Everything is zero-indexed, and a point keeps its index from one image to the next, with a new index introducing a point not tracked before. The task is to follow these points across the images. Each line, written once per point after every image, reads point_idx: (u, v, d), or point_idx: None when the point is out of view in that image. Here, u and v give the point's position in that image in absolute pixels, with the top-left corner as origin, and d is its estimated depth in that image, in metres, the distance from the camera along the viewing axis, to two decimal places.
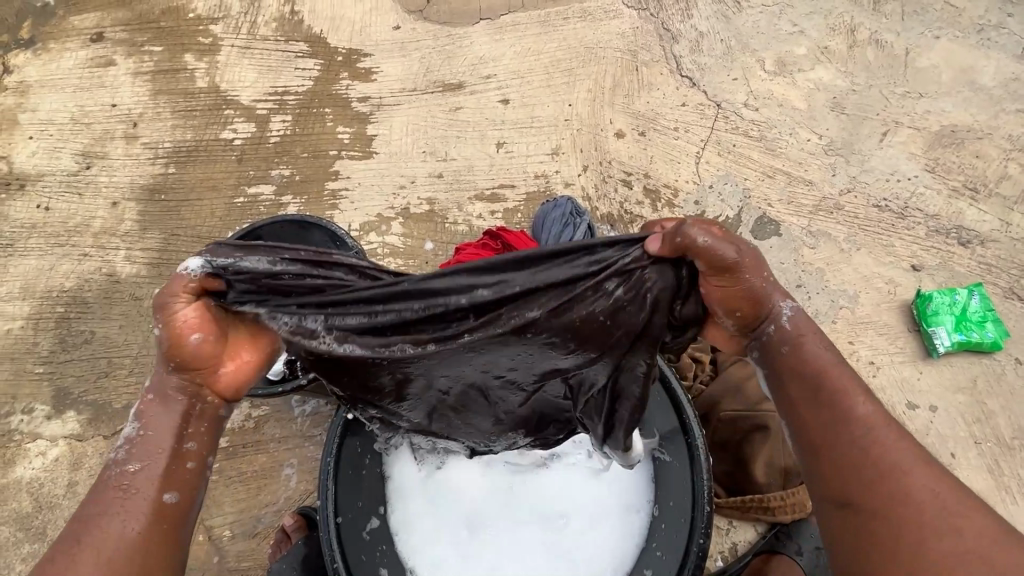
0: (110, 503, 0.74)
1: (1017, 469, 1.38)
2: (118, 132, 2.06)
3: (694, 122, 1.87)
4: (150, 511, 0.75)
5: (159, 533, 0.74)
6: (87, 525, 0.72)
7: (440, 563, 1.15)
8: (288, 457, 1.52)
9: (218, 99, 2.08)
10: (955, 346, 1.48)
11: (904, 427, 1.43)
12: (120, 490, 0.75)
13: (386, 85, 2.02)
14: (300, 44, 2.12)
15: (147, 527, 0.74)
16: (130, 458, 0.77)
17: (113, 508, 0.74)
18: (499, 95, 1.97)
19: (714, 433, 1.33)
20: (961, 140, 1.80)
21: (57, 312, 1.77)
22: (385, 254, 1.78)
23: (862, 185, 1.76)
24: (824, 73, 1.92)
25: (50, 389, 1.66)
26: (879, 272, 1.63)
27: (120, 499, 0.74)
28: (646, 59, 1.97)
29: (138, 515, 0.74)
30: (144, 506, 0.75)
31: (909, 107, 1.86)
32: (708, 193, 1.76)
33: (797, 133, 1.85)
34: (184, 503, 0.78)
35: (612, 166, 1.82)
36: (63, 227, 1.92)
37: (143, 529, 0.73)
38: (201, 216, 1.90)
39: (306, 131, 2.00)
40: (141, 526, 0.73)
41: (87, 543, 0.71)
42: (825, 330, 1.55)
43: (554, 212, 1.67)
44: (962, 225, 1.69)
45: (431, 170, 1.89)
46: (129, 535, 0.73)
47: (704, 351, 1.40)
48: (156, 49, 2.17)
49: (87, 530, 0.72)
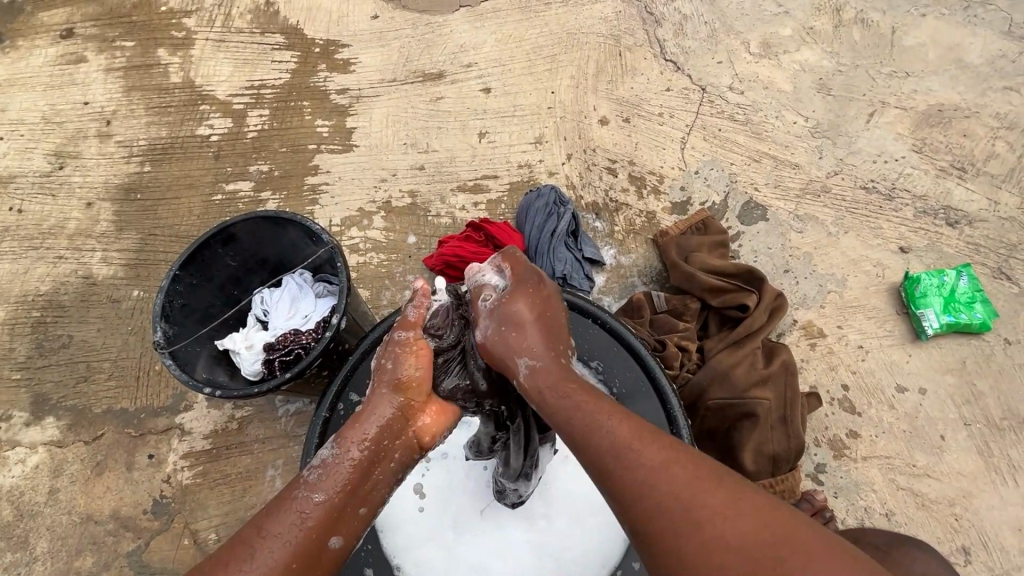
0: (302, 521, 0.72)
1: (1007, 449, 1.37)
2: (91, 131, 2.01)
3: (679, 107, 1.84)
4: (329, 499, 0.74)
5: (309, 567, 0.70)
6: (278, 507, 0.73)
7: (428, 565, 1.12)
8: (273, 458, 1.49)
9: (193, 94, 2.03)
10: (943, 328, 1.46)
11: (893, 410, 1.41)
12: (339, 513, 0.74)
13: (365, 76, 1.98)
14: (277, 36, 2.07)
15: (324, 513, 0.73)
16: (335, 480, 0.75)
17: (272, 524, 0.71)
18: (480, 83, 1.93)
19: (701, 423, 1.30)
20: (949, 119, 1.78)
21: (34, 317, 1.74)
22: (367, 248, 1.74)
23: (849, 167, 1.74)
24: (810, 54, 1.89)
25: (28, 395, 1.63)
26: (867, 254, 1.61)
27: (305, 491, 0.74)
28: (629, 44, 1.93)
29: (323, 497, 0.74)
30: (336, 538, 0.73)
31: (896, 87, 1.83)
32: (694, 179, 1.74)
33: (783, 115, 1.82)
34: (361, 497, 0.77)
35: (597, 154, 1.79)
36: (38, 230, 1.87)
37: (323, 512, 0.73)
38: (178, 215, 1.86)
39: (284, 125, 1.95)
40: (312, 551, 0.71)
41: (276, 520, 0.72)
42: (813, 315, 1.53)
43: (537, 202, 1.64)
44: (950, 205, 1.67)
45: (413, 162, 1.85)
46: (296, 559, 0.69)
47: (691, 340, 1.35)
48: (128, 44, 2.12)
49: (250, 542, 0.70)
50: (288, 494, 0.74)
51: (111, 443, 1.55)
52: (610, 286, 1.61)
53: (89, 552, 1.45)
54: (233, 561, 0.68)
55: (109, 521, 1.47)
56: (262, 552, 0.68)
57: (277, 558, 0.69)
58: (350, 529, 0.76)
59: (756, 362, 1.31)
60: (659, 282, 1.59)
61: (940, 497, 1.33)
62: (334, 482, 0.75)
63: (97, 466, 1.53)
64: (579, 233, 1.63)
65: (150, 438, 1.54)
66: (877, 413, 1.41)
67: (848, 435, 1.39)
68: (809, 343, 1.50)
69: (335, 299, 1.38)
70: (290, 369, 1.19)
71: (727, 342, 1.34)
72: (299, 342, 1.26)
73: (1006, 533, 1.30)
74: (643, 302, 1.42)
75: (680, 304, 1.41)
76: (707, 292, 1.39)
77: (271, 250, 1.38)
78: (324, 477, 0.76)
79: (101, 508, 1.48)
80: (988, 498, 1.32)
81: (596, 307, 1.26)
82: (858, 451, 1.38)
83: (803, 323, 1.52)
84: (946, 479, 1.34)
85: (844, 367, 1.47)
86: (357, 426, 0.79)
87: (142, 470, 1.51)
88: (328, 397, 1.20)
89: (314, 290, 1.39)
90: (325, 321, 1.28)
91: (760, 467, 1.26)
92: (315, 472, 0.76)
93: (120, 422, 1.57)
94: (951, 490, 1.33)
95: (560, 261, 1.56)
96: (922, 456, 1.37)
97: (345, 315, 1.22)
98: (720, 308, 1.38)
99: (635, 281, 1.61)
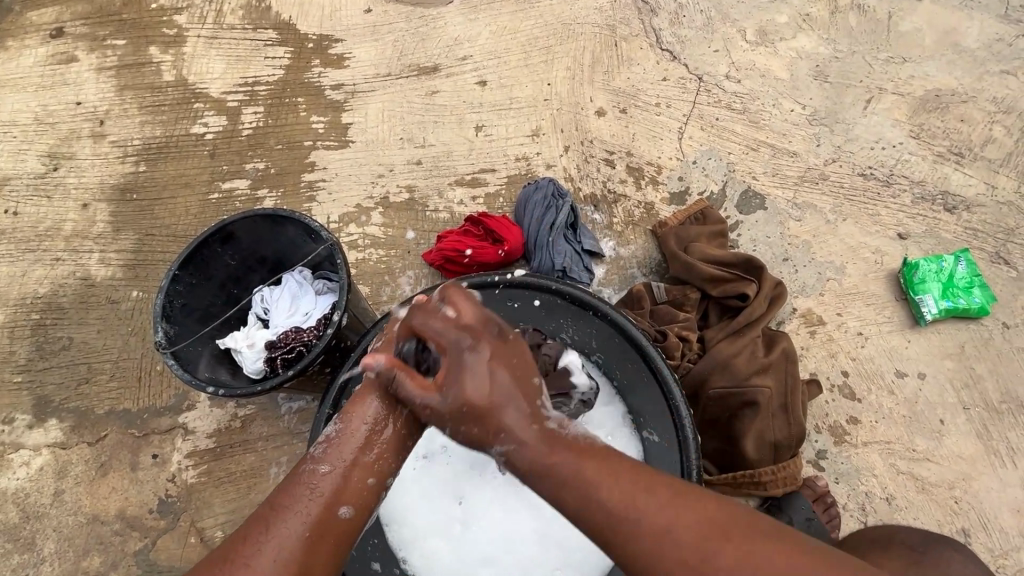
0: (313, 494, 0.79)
1: (1006, 432, 1.38)
2: (85, 131, 1.99)
3: (676, 97, 1.84)
4: (340, 470, 0.81)
5: (323, 536, 0.76)
6: (292, 483, 0.80)
7: (436, 558, 1.13)
8: (277, 456, 1.50)
9: (187, 93, 2.01)
10: (942, 313, 1.47)
11: (893, 395, 1.42)
12: (345, 484, 0.80)
13: (360, 71, 1.97)
14: (269, 32, 2.05)
15: (336, 483, 0.80)
16: (338, 455, 0.82)
17: (284, 500, 0.78)
18: (476, 76, 1.92)
19: (703, 412, 1.30)
20: (946, 104, 1.78)
21: (33, 320, 1.73)
22: (366, 244, 1.74)
23: (847, 154, 1.74)
24: (807, 41, 1.88)
25: (31, 398, 1.63)
26: (866, 241, 1.61)
27: (318, 464, 0.82)
28: (625, 34, 1.92)
29: (335, 468, 0.81)
30: (346, 509, 0.79)
31: (893, 73, 1.83)
32: (692, 169, 1.73)
33: (780, 104, 1.81)
34: (371, 467, 0.83)
35: (594, 146, 1.79)
36: (34, 232, 1.86)
37: (335, 483, 0.80)
38: (175, 214, 1.85)
39: (280, 122, 1.94)
40: (322, 521, 0.77)
41: (290, 498, 0.78)
42: (813, 303, 1.54)
43: (535, 195, 1.64)
44: (948, 191, 1.67)
45: (410, 157, 1.85)
46: (309, 529, 0.76)
47: (692, 330, 1.36)
48: (119, 43, 2.10)
49: (266, 517, 0.77)
50: (296, 472, 0.81)
51: (115, 444, 1.55)
52: (609, 278, 1.61)
53: (96, 552, 1.45)
54: (251, 535, 0.75)
55: (115, 521, 1.47)
56: (277, 527, 0.75)
57: (294, 530, 0.75)
58: (362, 500, 0.81)
59: (756, 351, 1.32)
60: (659, 273, 1.59)
61: (940, 481, 1.34)
62: (341, 456, 0.82)
63: (102, 466, 1.53)
64: (578, 225, 1.62)
65: (154, 437, 1.54)
66: (877, 399, 1.42)
67: (848, 421, 1.40)
68: (809, 330, 1.50)
69: (335, 296, 1.38)
70: (294, 366, 1.19)
71: (727, 331, 1.34)
72: (301, 340, 1.26)
73: (1006, 514, 1.31)
74: (644, 292, 1.42)
75: (680, 295, 1.42)
76: (707, 282, 1.39)
77: (270, 249, 1.37)
78: (335, 453, 0.82)
79: (107, 508, 1.49)
80: (987, 481, 1.34)
81: (596, 299, 1.26)
82: (859, 437, 1.39)
83: (803, 311, 1.52)
84: (947, 463, 1.35)
85: (843, 354, 1.47)
86: (364, 400, 0.85)
87: (146, 470, 1.52)
88: (330, 395, 1.20)
89: (314, 288, 1.39)
90: (326, 318, 1.28)
91: (762, 455, 1.27)
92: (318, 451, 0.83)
93: (123, 422, 1.57)
94: (951, 473, 1.34)
95: (560, 254, 1.56)
96: (922, 441, 1.38)
97: (346, 311, 1.21)
98: (720, 298, 1.38)
99: (635, 273, 1.61)
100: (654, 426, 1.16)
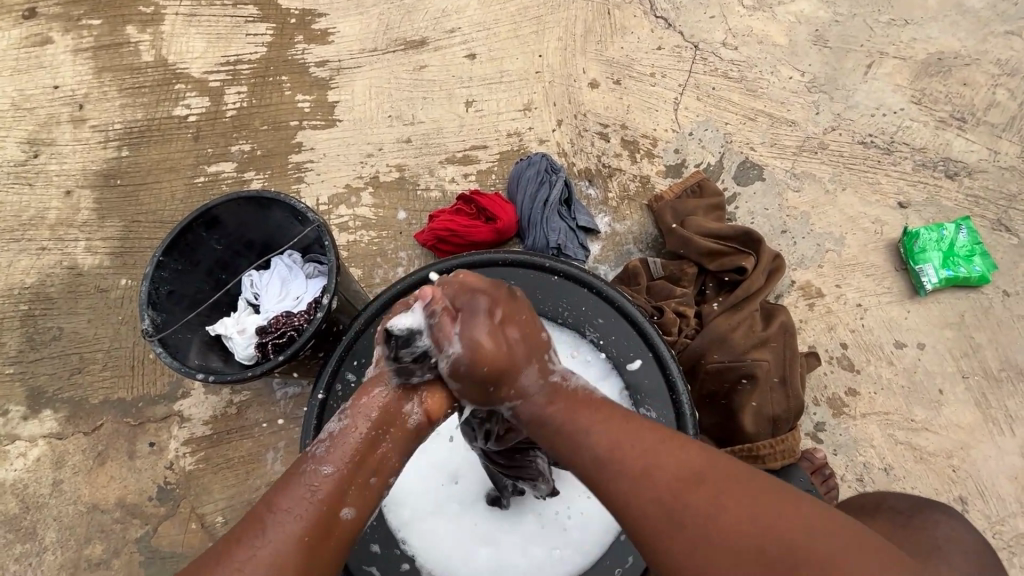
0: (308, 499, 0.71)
1: (1004, 400, 1.37)
2: (64, 116, 1.94)
3: (672, 66, 1.78)
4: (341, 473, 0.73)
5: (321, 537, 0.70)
6: (292, 477, 0.73)
7: (433, 538, 1.13)
8: (274, 441, 1.49)
9: (167, 73, 1.95)
10: (942, 282, 1.45)
11: (892, 366, 1.41)
12: (345, 482, 0.73)
13: (345, 47, 1.90)
14: (250, 7, 1.97)
15: (336, 486, 0.72)
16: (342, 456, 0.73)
17: (285, 496, 0.71)
18: (465, 49, 1.85)
19: (701, 388, 1.29)
20: (949, 67, 1.73)
21: (22, 311, 1.70)
22: (357, 226, 1.71)
23: (847, 121, 1.70)
24: (806, 5, 1.82)
25: (24, 389, 1.61)
26: (865, 211, 1.58)
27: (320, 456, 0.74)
28: (618, 1, 1.85)
29: (334, 469, 0.73)
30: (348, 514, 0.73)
31: (895, 36, 1.77)
32: (688, 141, 1.69)
33: (779, 71, 1.76)
34: (373, 472, 0.75)
35: (588, 119, 1.74)
36: (17, 221, 1.82)
37: (335, 485, 0.72)
38: (161, 200, 1.81)
39: (264, 101, 1.88)
40: (319, 528, 0.70)
41: (287, 494, 0.71)
42: (811, 275, 1.51)
43: (528, 171, 1.60)
44: (950, 157, 1.63)
45: (399, 135, 1.80)
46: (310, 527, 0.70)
47: (689, 305, 1.33)
48: (95, 22, 2.02)
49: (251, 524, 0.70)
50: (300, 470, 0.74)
51: (112, 433, 1.54)
52: (605, 254, 1.58)
53: (98, 540, 1.46)
54: (245, 537, 0.69)
55: (116, 509, 1.47)
56: (274, 528, 0.69)
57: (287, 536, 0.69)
58: (365, 500, 0.74)
59: (754, 325, 1.30)
60: (655, 248, 1.57)
61: (938, 450, 1.34)
62: (351, 456, 0.74)
63: (99, 456, 1.53)
64: (572, 201, 1.59)
65: (150, 426, 1.54)
66: (875, 370, 1.42)
67: (847, 393, 1.40)
68: (807, 303, 1.49)
69: (325, 279, 1.35)
70: (285, 351, 1.17)
71: (724, 306, 1.32)
72: (291, 324, 1.24)
73: (1002, 481, 1.31)
74: (640, 269, 1.40)
75: (677, 270, 1.39)
76: (704, 257, 1.36)
77: (258, 233, 1.34)
78: (335, 452, 0.74)
79: (107, 497, 1.49)
80: (985, 449, 1.33)
81: (592, 275, 1.24)
82: (857, 408, 1.38)
83: (801, 283, 1.50)
84: (945, 432, 1.35)
85: (842, 326, 1.46)
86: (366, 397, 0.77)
87: (144, 458, 1.51)
88: (324, 378, 1.18)
89: (304, 271, 1.36)
90: (316, 302, 1.26)
91: (760, 428, 1.27)
92: (320, 448, 0.75)
93: (119, 411, 1.56)
94: (949, 442, 1.34)
95: (554, 231, 1.53)
96: (921, 410, 1.37)
97: (335, 295, 1.18)
98: (717, 272, 1.36)
99: (631, 249, 1.59)
100: (652, 403, 1.15)
